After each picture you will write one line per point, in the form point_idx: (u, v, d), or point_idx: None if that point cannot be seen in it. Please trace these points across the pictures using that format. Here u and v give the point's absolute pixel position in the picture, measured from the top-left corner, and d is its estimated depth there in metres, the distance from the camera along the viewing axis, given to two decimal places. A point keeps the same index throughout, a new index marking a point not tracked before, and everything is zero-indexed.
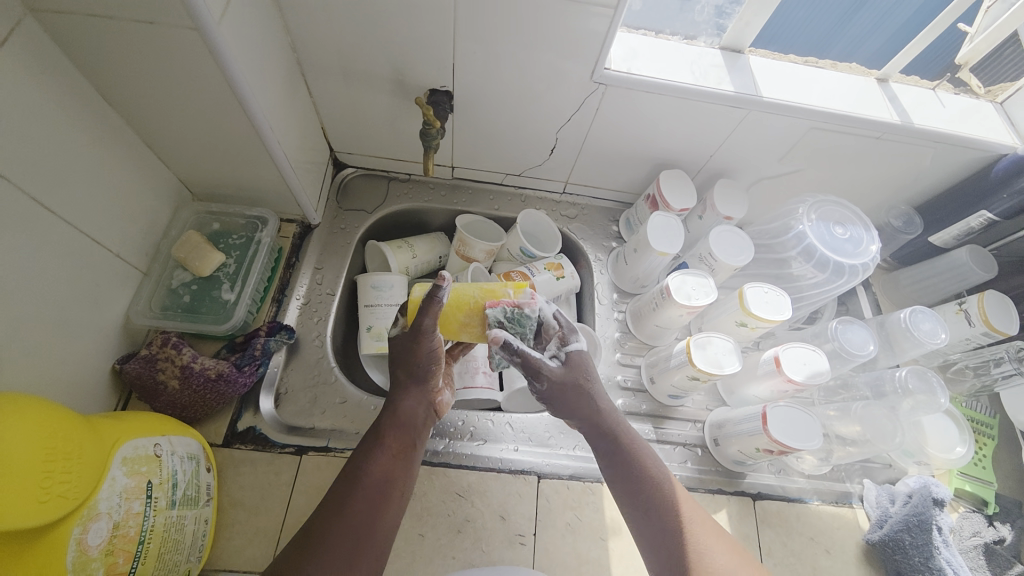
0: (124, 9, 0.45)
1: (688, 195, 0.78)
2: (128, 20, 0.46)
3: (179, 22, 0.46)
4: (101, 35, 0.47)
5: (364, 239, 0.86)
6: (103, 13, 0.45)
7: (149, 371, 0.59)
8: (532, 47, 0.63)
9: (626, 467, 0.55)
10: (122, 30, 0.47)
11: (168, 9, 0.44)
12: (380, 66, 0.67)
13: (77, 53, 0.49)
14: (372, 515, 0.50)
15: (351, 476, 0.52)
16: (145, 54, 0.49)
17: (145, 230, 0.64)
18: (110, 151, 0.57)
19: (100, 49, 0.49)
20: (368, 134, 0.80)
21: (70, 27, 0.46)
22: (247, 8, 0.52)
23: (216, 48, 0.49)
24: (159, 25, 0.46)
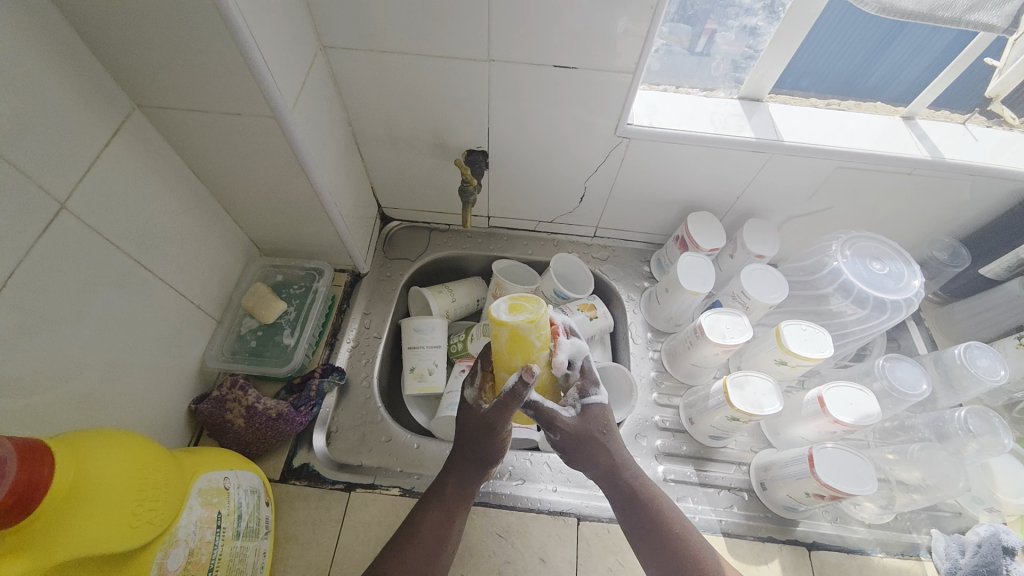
0: (216, 104, 0.54)
1: (716, 235, 0.80)
2: (219, 114, 0.55)
3: (258, 112, 0.54)
4: (196, 124, 0.57)
5: (408, 285, 0.92)
6: (200, 108, 0.55)
7: (219, 411, 0.65)
8: (562, 107, 0.69)
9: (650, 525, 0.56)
10: (214, 121, 0.56)
11: (251, 102, 0.53)
12: (424, 133, 0.76)
13: (177, 140, 0.60)
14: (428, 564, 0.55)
15: (408, 532, 0.56)
16: (229, 138, 0.59)
17: (220, 283, 0.73)
18: (196, 217, 0.67)
19: (194, 135, 0.59)
20: (412, 191, 0.88)
21: (174, 120, 0.57)
22: (312, 95, 0.61)
23: (287, 130, 0.57)
24: (243, 116, 0.55)
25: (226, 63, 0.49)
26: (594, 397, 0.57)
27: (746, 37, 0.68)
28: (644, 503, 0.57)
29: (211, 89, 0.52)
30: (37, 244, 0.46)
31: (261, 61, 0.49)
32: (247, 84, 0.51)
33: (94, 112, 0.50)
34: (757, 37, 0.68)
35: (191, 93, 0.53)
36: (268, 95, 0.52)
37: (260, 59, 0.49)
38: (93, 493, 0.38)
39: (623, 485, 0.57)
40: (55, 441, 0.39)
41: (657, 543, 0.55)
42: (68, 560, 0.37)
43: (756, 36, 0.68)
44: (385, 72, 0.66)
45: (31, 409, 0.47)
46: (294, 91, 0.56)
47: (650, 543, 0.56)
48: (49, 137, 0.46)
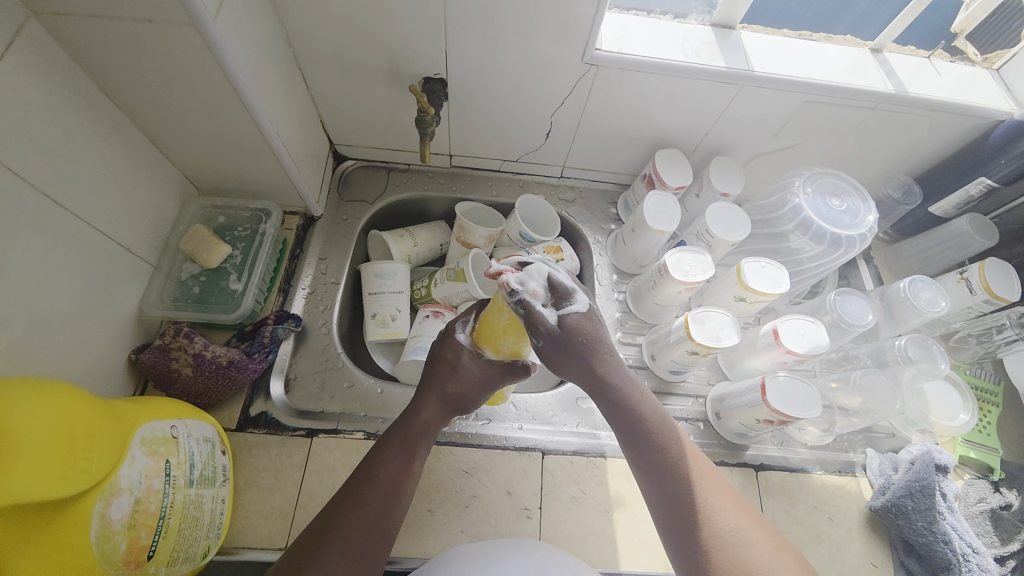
0: (122, 8, 0.46)
1: (684, 173, 0.79)
2: (128, 21, 0.47)
3: (175, 19, 0.47)
4: (101, 33, 0.49)
5: (366, 229, 0.87)
6: (103, 13, 0.47)
7: (164, 360, 0.61)
8: (526, 30, 0.64)
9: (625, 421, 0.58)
10: (123, 31, 0.48)
11: (165, 5, 0.46)
12: (375, 57, 0.69)
13: (81, 56, 0.51)
14: (385, 499, 0.54)
15: (369, 472, 0.55)
16: (145, 52, 0.51)
17: (154, 225, 0.66)
18: (116, 148, 0.59)
19: (102, 47, 0.50)
20: (366, 125, 0.81)
21: (75, 31, 0.48)
22: (240, 3, 0.53)
23: (212, 43, 0.50)
24: (156, 23, 0.47)
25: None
26: (571, 307, 0.57)
27: None
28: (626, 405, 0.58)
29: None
30: None
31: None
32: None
33: None
34: None
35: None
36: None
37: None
38: (11, 442, 0.35)
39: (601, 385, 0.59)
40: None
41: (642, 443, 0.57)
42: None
43: None
44: None
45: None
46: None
47: (635, 447, 0.57)
48: None
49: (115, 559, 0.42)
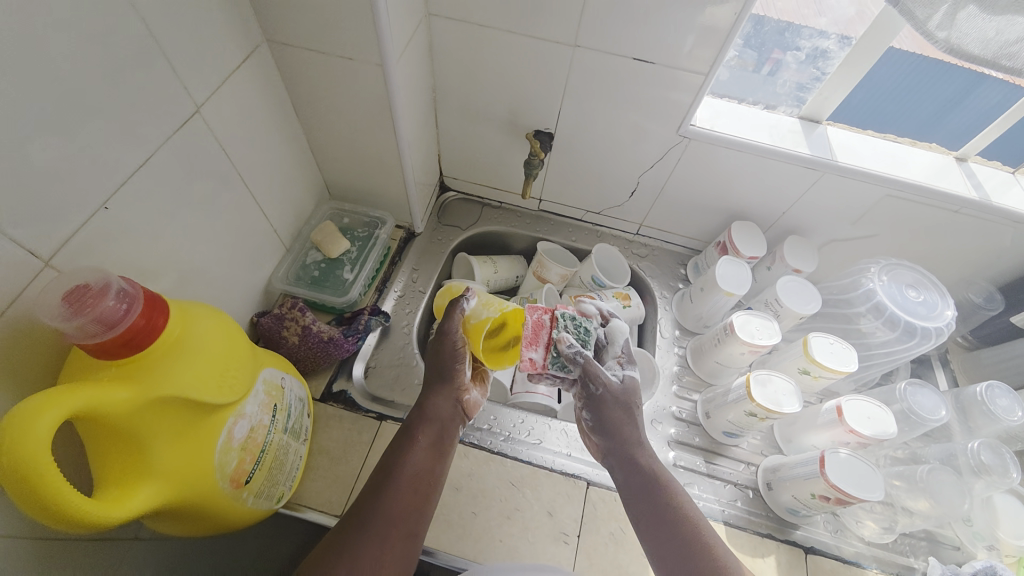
0: (335, 48, 0.61)
1: (758, 245, 0.83)
2: (334, 56, 0.62)
3: (370, 60, 0.61)
4: (312, 63, 0.64)
5: (455, 251, 0.98)
6: (320, 50, 0.61)
7: (277, 326, 0.71)
8: (633, 101, 0.74)
9: (621, 450, 0.60)
10: (327, 63, 0.63)
11: (366, 48, 0.60)
12: (499, 109, 0.81)
13: (290, 76, 0.66)
14: (414, 486, 0.56)
15: (390, 467, 0.57)
16: (337, 81, 0.65)
17: (295, 215, 0.79)
18: (288, 150, 0.73)
19: (308, 73, 0.65)
20: (475, 164, 0.94)
21: (294, 57, 0.63)
22: (413, 53, 0.67)
23: (388, 81, 0.63)
24: (355, 61, 0.62)
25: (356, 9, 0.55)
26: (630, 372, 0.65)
27: (816, 60, 0.73)
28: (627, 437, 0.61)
29: (334, 32, 0.59)
30: (174, 138, 0.52)
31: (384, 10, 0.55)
32: (368, 30, 0.57)
33: (236, 36, 0.57)
34: (826, 61, 0.73)
35: (316, 34, 0.59)
36: (382, 43, 0.59)
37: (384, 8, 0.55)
38: (193, 346, 0.44)
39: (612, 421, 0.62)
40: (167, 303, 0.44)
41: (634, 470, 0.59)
42: (169, 397, 0.41)
43: (824, 60, 0.73)
44: (479, 45, 0.72)
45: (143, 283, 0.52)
46: (401, 47, 0.63)
47: (629, 473, 0.59)
48: (203, 50, 0.53)
49: (226, 473, 0.48)
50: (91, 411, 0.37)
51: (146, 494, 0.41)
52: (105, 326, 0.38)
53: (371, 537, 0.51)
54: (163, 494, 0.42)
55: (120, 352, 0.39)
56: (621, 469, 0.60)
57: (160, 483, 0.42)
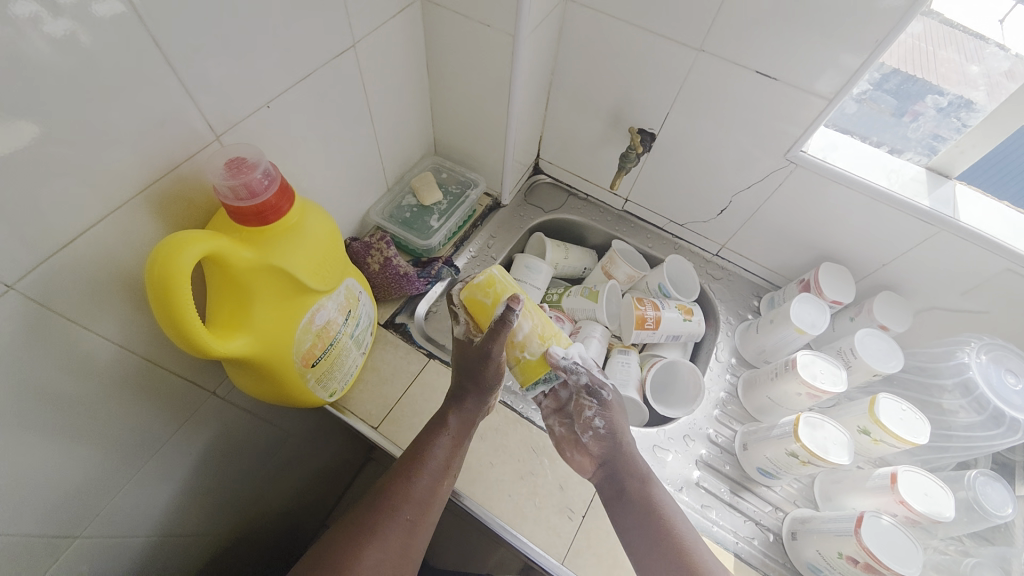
0: (477, 14, 0.67)
1: (845, 291, 0.79)
2: (474, 22, 0.68)
3: (505, 29, 0.67)
4: (454, 25, 0.71)
5: (533, 230, 1.02)
6: (464, 14, 0.68)
7: (364, 252, 0.79)
8: (745, 116, 0.73)
9: (613, 470, 0.66)
10: (467, 28, 0.70)
11: (504, 18, 0.65)
12: (609, 102, 0.84)
13: (432, 34, 0.74)
14: (445, 475, 0.63)
15: (420, 456, 0.62)
16: (471, 45, 0.72)
17: (402, 161, 0.87)
18: (412, 100, 0.81)
19: (448, 34, 0.73)
20: (572, 152, 0.97)
21: (440, 18, 0.71)
22: (543, 33, 0.72)
23: (515, 52, 0.69)
24: (491, 29, 0.68)
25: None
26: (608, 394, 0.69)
27: (956, 110, 0.67)
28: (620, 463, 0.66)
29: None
30: (330, 63, 0.60)
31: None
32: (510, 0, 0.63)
33: None
34: (970, 113, 0.66)
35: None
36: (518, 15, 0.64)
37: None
38: (304, 233, 0.51)
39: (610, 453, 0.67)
40: (297, 200, 0.52)
41: (616, 487, 0.65)
42: (279, 270, 0.49)
43: (967, 111, 0.67)
44: (606, 36, 0.75)
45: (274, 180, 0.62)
46: (536, 22, 0.67)
47: (613, 487, 0.65)
48: None
49: (300, 350, 0.55)
50: (223, 258, 0.45)
51: (243, 342, 0.49)
52: (249, 193, 0.46)
53: (399, 525, 0.58)
54: (254, 347, 0.50)
55: (250, 220, 0.47)
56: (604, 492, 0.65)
57: (254, 338, 0.50)
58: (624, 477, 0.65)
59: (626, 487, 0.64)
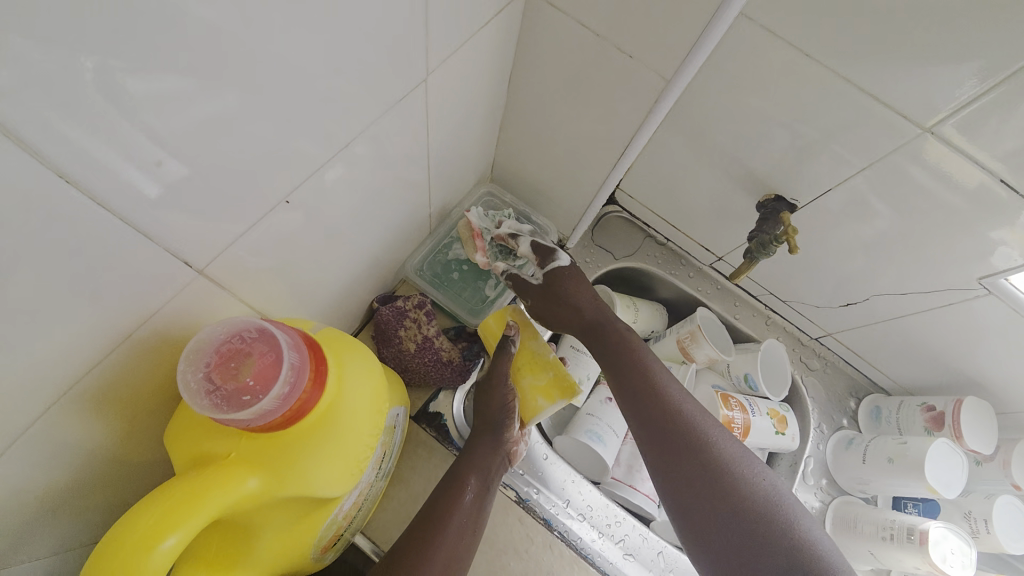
0: (614, 36, 0.44)
1: (989, 439, 0.63)
2: (604, 45, 0.45)
3: (655, 68, 0.44)
4: (565, 39, 0.47)
5: (597, 280, 0.82)
6: (592, 29, 0.44)
7: (396, 323, 0.61)
8: (943, 218, 0.53)
9: (668, 436, 0.51)
10: (588, 49, 0.47)
11: (661, 57, 0.43)
12: (743, 154, 0.61)
13: (526, 41, 0.51)
14: (472, 524, 0.50)
15: (430, 517, 0.48)
16: (587, 72, 0.49)
17: (451, 195, 0.65)
18: (479, 124, 0.58)
19: (552, 48, 0.49)
20: (664, 193, 0.75)
21: (546, 24, 0.47)
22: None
23: (660, 101, 0.47)
24: (633, 62, 0.45)
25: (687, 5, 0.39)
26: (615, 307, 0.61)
27: None
28: (658, 406, 0.53)
29: (627, 19, 0.42)
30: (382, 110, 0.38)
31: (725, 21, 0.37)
32: (683, 35, 0.41)
33: None
34: None
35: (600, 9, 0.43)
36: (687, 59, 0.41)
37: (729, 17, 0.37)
38: (339, 426, 0.35)
39: (646, 407, 0.53)
40: (332, 368, 0.37)
41: (676, 477, 0.50)
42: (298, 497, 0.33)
43: None
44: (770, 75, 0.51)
45: (293, 277, 0.41)
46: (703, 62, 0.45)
47: (675, 482, 0.50)
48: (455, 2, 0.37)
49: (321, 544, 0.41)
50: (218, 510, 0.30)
51: None
52: (228, 400, 0.30)
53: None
54: None
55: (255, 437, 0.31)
56: (662, 458, 0.51)
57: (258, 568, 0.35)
58: (678, 443, 0.51)
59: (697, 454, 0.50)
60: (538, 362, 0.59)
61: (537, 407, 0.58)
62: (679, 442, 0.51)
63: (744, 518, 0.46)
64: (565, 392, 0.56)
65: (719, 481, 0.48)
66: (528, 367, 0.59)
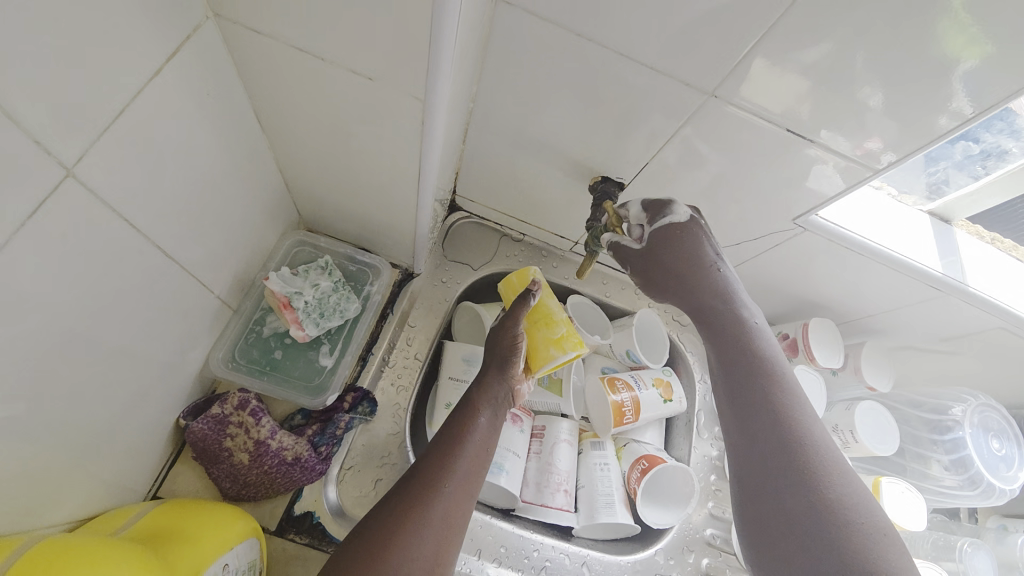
0: (342, 57, 0.35)
1: (836, 353, 0.68)
2: (338, 69, 0.36)
3: (401, 89, 0.36)
4: (294, 67, 0.37)
5: (461, 297, 0.75)
6: (315, 51, 0.35)
7: (218, 436, 0.50)
8: (751, 170, 0.53)
9: (750, 381, 0.48)
10: (324, 75, 0.37)
11: (403, 77, 0.34)
12: (558, 142, 0.57)
13: (250, 75, 0.39)
14: (473, 472, 0.52)
15: (443, 460, 0.51)
16: (337, 101, 0.39)
17: (248, 261, 0.54)
18: (242, 177, 0.47)
19: (286, 78, 0.39)
20: (502, 192, 0.70)
21: (261, 51, 0.37)
22: (466, 70, 0.42)
23: (428, 127, 0.38)
24: (376, 84, 0.36)
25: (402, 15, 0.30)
26: (668, 217, 0.51)
27: (989, 159, 0.52)
28: (743, 366, 0.49)
29: (347, 36, 0.33)
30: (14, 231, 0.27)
31: (453, 29, 0.30)
32: (414, 51, 0.32)
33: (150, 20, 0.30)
34: (997, 162, 0.53)
35: (311, 27, 0.33)
36: (431, 77, 0.33)
37: (454, 23, 0.30)
38: None
39: (742, 374, 0.49)
40: None
41: (751, 401, 0.47)
42: None
43: (997, 161, 0.52)
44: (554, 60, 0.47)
45: None
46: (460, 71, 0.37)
47: (745, 423, 0.47)
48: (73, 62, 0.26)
49: None
50: None
51: None
52: None
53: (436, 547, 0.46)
54: None
55: None
56: (745, 400, 0.48)
57: None
58: (760, 414, 0.46)
59: (768, 414, 0.46)
60: (551, 314, 0.62)
61: (550, 358, 0.60)
62: (739, 380, 0.48)
63: (794, 485, 0.43)
64: (577, 346, 0.60)
65: (790, 451, 0.44)
66: (539, 321, 0.61)
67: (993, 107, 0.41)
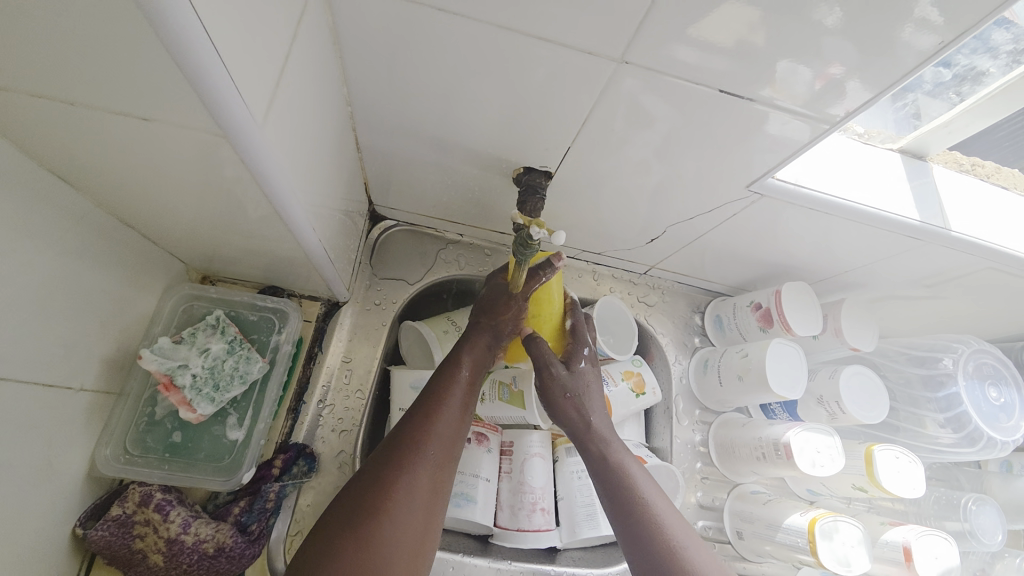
0: (104, 98, 0.26)
1: (812, 317, 0.62)
2: (106, 111, 0.28)
3: (194, 125, 0.28)
4: (60, 116, 0.29)
5: (402, 316, 0.68)
6: (68, 96, 0.27)
7: (122, 541, 0.44)
8: (687, 137, 0.45)
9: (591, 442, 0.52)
10: (96, 119, 0.29)
11: (184, 107, 0.26)
12: (462, 136, 0.48)
13: (15, 134, 0.31)
14: (453, 444, 0.47)
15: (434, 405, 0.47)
16: (137, 147, 0.31)
17: (121, 336, 0.46)
18: (68, 248, 0.38)
19: (59, 130, 0.30)
20: (420, 197, 0.61)
21: (7, 105, 0.28)
22: (303, 81, 0.33)
23: (249, 162, 0.31)
24: (162, 123, 0.28)
25: (128, 34, 0.22)
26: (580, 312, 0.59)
27: (965, 83, 0.45)
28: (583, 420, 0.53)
29: (85, 71, 0.25)
30: None
31: (204, 33, 0.22)
32: (172, 75, 0.24)
33: None
34: (973, 86, 0.46)
35: (38, 65, 0.25)
36: (213, 103, 0.25)
37: (200, 25, 0.22)
38: None
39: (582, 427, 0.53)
40: None
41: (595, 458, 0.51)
42: None
43: (972, 84, 0.45)
44: (422, 43, 0.38)
45: None
46: (269, 87, 0.29)
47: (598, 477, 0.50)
48: None
49: None
50: None
51: None
52: None
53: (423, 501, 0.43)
54: None
55: None
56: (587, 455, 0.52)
57: None
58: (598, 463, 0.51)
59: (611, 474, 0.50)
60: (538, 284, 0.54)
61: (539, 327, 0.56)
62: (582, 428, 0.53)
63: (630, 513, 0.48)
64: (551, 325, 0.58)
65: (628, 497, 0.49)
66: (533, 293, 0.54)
67: (969, 29, 0.34)
